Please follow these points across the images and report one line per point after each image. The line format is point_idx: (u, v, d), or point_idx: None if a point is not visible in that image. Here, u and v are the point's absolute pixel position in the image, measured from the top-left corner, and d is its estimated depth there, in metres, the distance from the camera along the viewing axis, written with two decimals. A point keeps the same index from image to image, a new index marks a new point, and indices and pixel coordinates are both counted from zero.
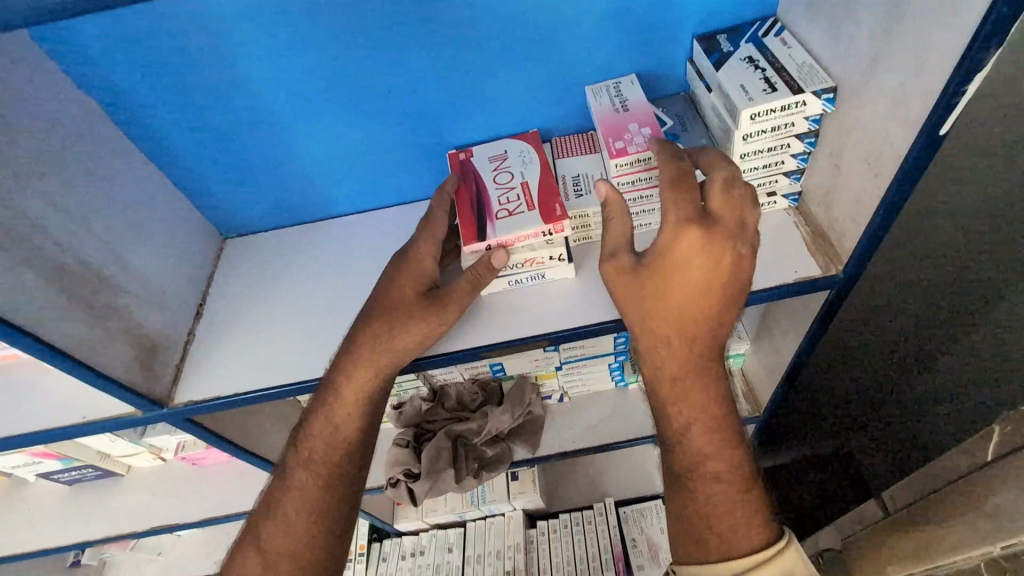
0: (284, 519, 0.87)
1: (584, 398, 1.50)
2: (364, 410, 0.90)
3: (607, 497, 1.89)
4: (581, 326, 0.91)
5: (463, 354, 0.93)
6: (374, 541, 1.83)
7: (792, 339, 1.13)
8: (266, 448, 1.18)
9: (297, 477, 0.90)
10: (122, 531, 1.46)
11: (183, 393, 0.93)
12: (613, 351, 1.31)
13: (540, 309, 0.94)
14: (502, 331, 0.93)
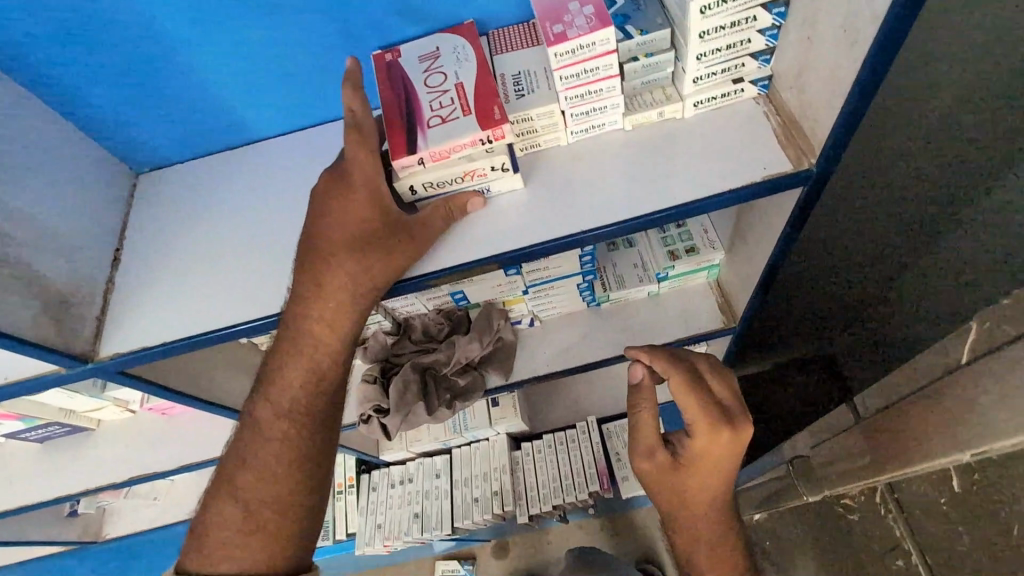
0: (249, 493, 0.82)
1: (557, 320, 1.46)
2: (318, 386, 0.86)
3: (590, 415, 1.90)
4: (534, 244, 0.83)
5: (413, 284, 0.86)
6: (362, 473, 1.86)
7: (765, 244, 1.07)
8: (223, 395, 1.13)
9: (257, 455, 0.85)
10: (100, 483, 1.45)
11: (109, 345, 0.86)
12: (581, 271, 1.24)
13: (488, 230, 0.86)
14: (448, 256, 0.85)
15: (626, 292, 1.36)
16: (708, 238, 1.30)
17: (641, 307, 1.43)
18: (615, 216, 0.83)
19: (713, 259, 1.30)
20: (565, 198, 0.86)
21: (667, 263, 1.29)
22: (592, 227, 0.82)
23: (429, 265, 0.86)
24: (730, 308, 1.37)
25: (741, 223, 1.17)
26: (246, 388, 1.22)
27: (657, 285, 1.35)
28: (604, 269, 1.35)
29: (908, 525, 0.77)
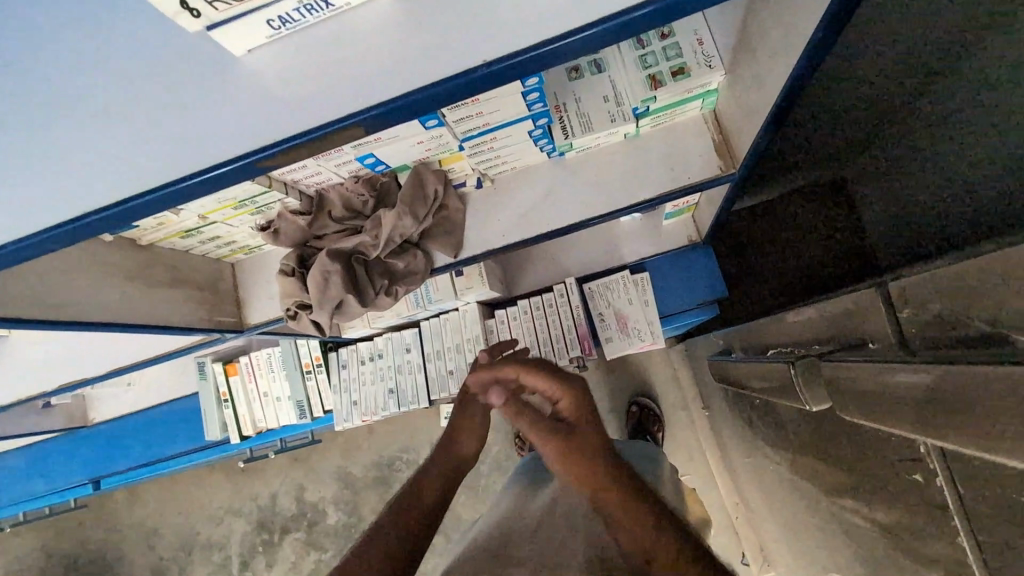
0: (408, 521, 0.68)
1: (512, 177, 1.17)
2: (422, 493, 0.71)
3: (569, 276, 1.71)
4: (423, 87, 0.53)
5: (227, 170, 0.56)
6: (330, 351, 1.74)
7: (781, 59, 0.73)
8: (98, 310, 0.93)
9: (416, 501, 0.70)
10: (33, 391, 1.36)
11: None
12: (528, 116, 0.93)
13: (349, 69, 0.55)
14: (281, 120, 0.55)
15: (594, 138, 1.06)
16: (703, 56, 0.95)
17: (616, 154, 1.13)
18: (541, 34, 0.51)
19: (709, 84, 0.97)
20: (460, 6, 0.54)
21: (646, 95, 0.97)
22: (515, 53, 0.51)
23: (264, 134, 0.55)
24: (729, 147, 1.07)
25: (749, 29, 0.82)
26: (136, 291, 1.01)
27: (633, 125, 1.04)
28: (564, 109, 1.03)
29: (946, 459, 0.59)
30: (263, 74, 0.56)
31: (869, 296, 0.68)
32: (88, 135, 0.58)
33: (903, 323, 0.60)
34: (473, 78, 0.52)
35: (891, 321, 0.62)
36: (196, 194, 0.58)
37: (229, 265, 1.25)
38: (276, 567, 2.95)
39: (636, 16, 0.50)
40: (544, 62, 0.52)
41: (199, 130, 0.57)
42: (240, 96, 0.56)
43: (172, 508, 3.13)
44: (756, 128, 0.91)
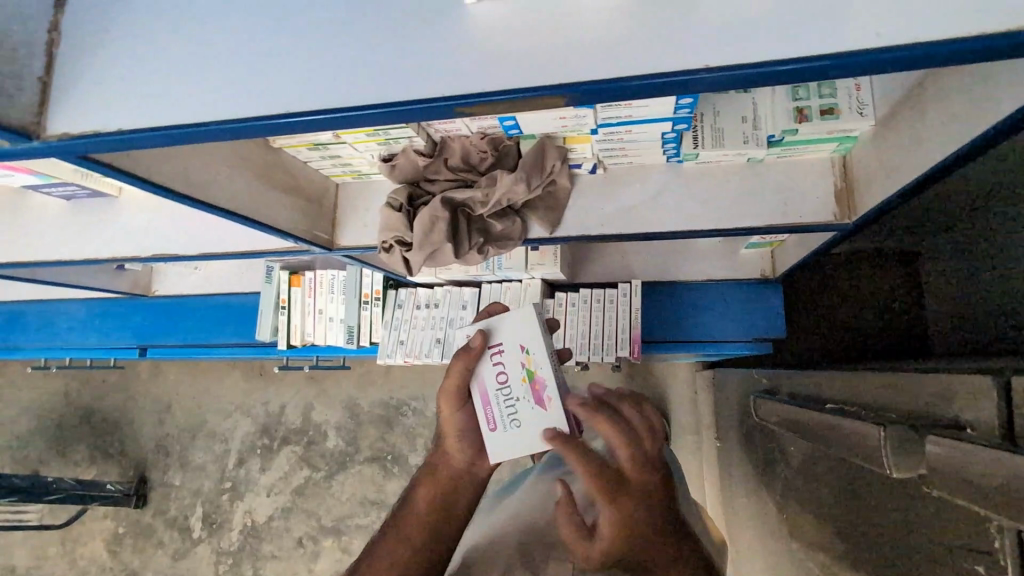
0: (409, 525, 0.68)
1: (625, 172, 1.19)
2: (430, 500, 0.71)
3: (635, 279, 1.73)
4: (648, 76, 0.54)
5: (424, 108, 0.59)
6: (389, 289, 1.80)
7: (954, 128, 0.74)
8: (225, 197, 0.98)
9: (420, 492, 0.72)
10: (126, 254, 1.44)
11: (53, 119, 0.67)
12: (669, 118, 0.95)
13: (574, 39, 0.57)
14: (492, 72, 0.58)
15: (721, 154, 1.07)
16: (857, 101, 0.95)
17: (732, 175, 1.14)
18: (771, 54, 0.52)
19: (853, 131, 0.97)
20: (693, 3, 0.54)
21: (789, 126, 0.98)
22: (748, 64, 0.52)
23: (478, 83, 0.58)
24: (850, 197, 1.07)
25: (919, 89, 0.82)
26: (259, 189, 1.07)
27: (763, 152, 1.04)
28: (700, 119, 1.04)
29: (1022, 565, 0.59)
30: (494, 26, 0.59)
31: (973, 379, 0.67)
32: (312, 43, 0.64)
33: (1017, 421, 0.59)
34: (695, 79, 0.53)
35: (989, 413, 0.62)
36: (388, 121, 0.61)
37: (334, 185, 1.31)
38: (269, 473, 3.09)
39: (883, 57, 0.49)
40: (774, 77, 0.52)
41: (417, 65, 0.60)
42: (465, 42, 0.59)
43: (188, 392, 3.28)
44: (894, 186, 0.90)
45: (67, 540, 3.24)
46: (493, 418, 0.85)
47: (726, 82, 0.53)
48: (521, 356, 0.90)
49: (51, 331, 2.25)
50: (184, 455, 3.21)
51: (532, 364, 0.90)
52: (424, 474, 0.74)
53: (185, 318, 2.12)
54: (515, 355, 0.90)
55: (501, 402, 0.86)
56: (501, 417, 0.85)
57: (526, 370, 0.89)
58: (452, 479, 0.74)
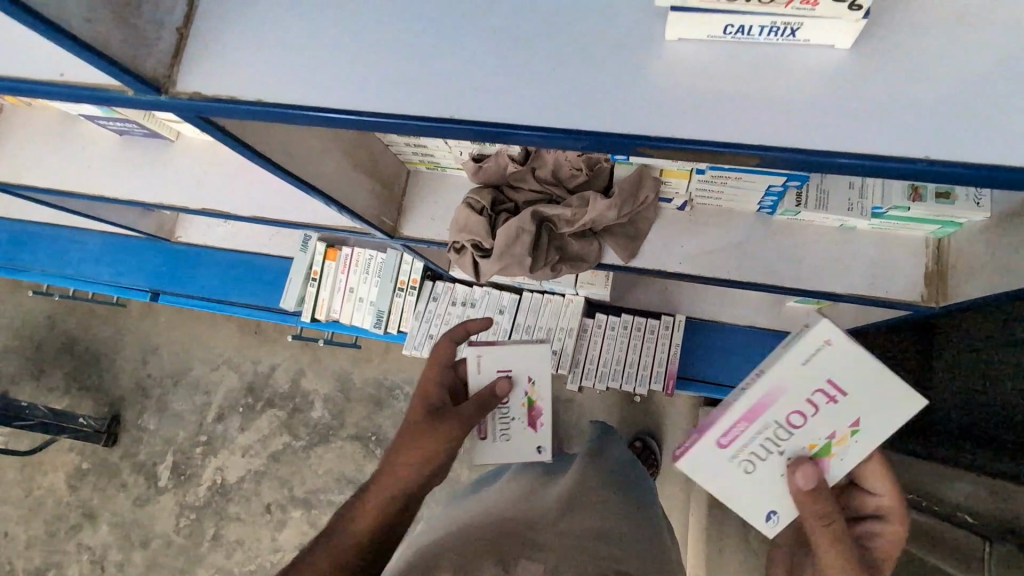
0: (344, 535, 0.78)
1: (711, 214, 1.16)
2: (374, 514, 0.80)
3: (678, 313, 1.70)
4: (859, 155, 0.50)
5: (604, 141, 0.54)
6: (426, 279, 1.75)
7: None
8: (315, 175, 0.94)
9: (369, 501, 0.82)
10: (172, 202, 1.37)
11: (185, 74, 0.61)
12: (784, 175, 0.93)
13: (780, 99, 0.52)
14: (685, 116, 0.53)
15: (820, 216, 1.05)
16: (974, 191, 0.93)
17: (822, 236, 1.12)
18: (994, 157, 0.48)
19: (964, 218, 0.95)
20: (921, 86, 0.50)
21: (901, 203, 0.95)
22: (970, 164, 0.49)
23: (666, 126, 0.53)
24: (940, 281, 1.05)
25: None
26: (343, 167, 1.02)
27: (863, 222, 1.02)
28: (809, 178, 1.02)
29: None
30: (693, 65, 0.53)
31: None
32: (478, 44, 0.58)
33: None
34: (911, 168, 0.50)
35: None
36: (554, 146, 0.57)
37: (406, 171, 1.26)
38: (247, 433, 3.01)
39: None
40: (990, 183, 0.49)
41: (600, 96, 0.55)
42: (657, 83, 0.54)
43: (178, 338, 3.17)
44: (1001, 284, 0.88)
45: (27, 465, 3.14)
46: (734, 437, 0.79)
47: (946, 177, 0.50)
48: (526, 386, 1.09)
49: (61, 259, 2.15)
50: (163, 401, 3.11)
51: (843, 440, 0.77)
52: (373, 495, 0.82)
53: (203, 269, 2.05)
54: (523, 383, 1.09)
55: (498, 424, 1.08)
56: (742, 442, 0.79)
57: (528, 398, 1.09)
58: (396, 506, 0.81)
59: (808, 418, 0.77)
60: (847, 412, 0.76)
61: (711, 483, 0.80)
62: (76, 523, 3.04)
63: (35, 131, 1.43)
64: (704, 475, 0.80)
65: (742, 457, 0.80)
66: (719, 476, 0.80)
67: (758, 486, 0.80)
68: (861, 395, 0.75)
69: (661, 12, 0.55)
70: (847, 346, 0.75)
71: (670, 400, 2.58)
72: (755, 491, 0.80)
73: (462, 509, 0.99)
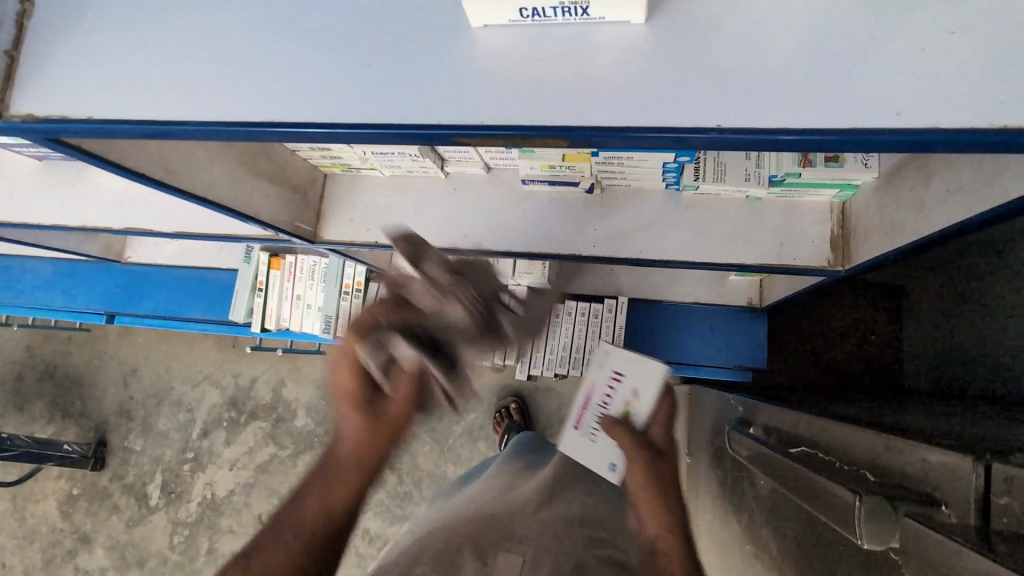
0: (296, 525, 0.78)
1: (624, 193, 1.17)
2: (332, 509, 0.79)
3: (623, 295, 1.71)
4: (663, 128, 0.51)
5: (422, 133, 0.55)
6: (373, 281, 1.76)
7: (956, 198, 0.73)
8: (210, 189, 0.94)
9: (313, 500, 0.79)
10: (99, 223, 1.37)
11: (18, 98, 0.61)
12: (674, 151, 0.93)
13: (585, 80, 0.52)
14: (495, 102, 0.54)
15: (722, 189, 1.05)
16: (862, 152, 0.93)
17: (732, 208, 1.12)
18: (786, 120, 0.49)
19: (855, 181, 0.95)
20: (718, 56, 0.51)
21: (793, 169, 0.96)
22: (764, 130, 0.49)
23: (476, 113, 0.54)
24: (845, 245, 1.06)
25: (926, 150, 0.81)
26: (245, 176, 1.02)
27: (763, 191, 1.02)
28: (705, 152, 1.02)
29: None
30: (501, 52, 0.54)
31: (958, 467, 0.68)
32: (299, 46, 0.58)
33: (994, 514, 0.63)
34: (708, 138, 0.50)
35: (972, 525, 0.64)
36: (379, 141, 0.57)
37: (322, 175, 1.26)
38: (232, 447, 3.02)
39: (903, 140, 0.47)
40: (791, 147, 0.50)
41: (412, 88, 0.55)
42: (467, 72, 0.55)
43: (155, 358, 3.16)
44: (891, 242, 0.89)
45: (18, 496, 3.15)
46: (581, 420, 1.19)
47: (749, 143, 0.50)
48: (628, 397, 1.16)
49: (16, 288, 2.15)
50: (146, 421, 3.11)
51: (633, 404, 1.15)
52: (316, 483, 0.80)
53: (158, 288, 2.05)
54: (625, 392, 1.17)
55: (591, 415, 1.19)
56: (586, 421, 1.19)
57: (625, 407, 1.15)
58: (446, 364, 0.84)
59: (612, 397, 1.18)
60: (629, 387, 1.17)
61: (575, 450, 1.19)
62: (72, 548, 3.06)
63: None
64: (571, 446, 1.19)
65: (587, 432, 1.18)
66: (578, 447, 1.19)
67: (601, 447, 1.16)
68: (632, 371, 1.18)
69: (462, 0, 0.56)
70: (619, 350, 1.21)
71: None
72: (603, 452, 1.17)
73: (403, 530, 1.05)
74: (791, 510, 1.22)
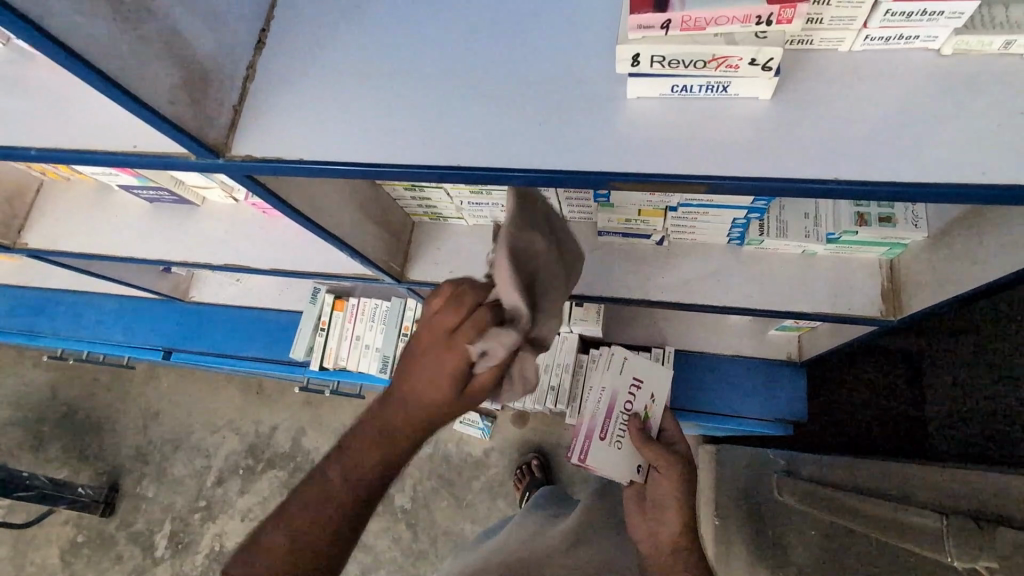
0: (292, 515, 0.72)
1: (687, 246, 1.30)
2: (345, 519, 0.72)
3: (667, 345, 1.80)
4: (788, 178, 0.63)
5: (583, 178, 0.67)
6: None
7: (1011, 249, 0.84)
8: (333, 225, 1.06)
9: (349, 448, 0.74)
10: (197, 260, 1.48)
11: (238, 143, 0.74)
12: (747, 207, 1.06)
13: (723, 141, 0.66)
14: (646, 154, 0.67)
15: (783, 244, 1.17)
16: (912, 215, 1.06)
17: (787, 262, 1.24)
18: (893, 176, 0.61)
19: (906, 239, 1.07)
20: (832, 126, 0.64)
21: (850, 228, 1.07)
22: (872, 182, 0.61)
23: (632, 163, 0.67)
24: (895, 298, 1.17)
25: (977, 213, 0.94)
26: (359, 218, 1.14)
27: (820, 247, 1.14)
28: (769, 211, 1.15)
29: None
30: (651, 117, 0.68)
31: None
32: (479, 107, 0.73)
33: None
34: (825, 188, 0.62)
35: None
36: (542, 182, 0.69)
37: (411, 222, 1.39)
38: (247, 496, 2.96)
39: (985, 192, 0.59)
40: (894, 198, 0.62)
41: (577, 144, 0.69)
42: (622, 131, 0.68)
43: (180, 402, 3.17)
44: (946, 293, 1.00)
45: (20, 542, 3.06)
46: (585, 450, 1.19)
47: (857, 194, 0.62)
48: (647, 403, 1.24)
49: (78, 323, 2.24)
50: (163, 466, 3.07)
51: (651, 411, 1.23)
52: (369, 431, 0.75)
53: (216, 326, 2.14)
54: (644, 397, 1.24)
55: (614, 424, 1.21)
56: (607, 431, 1.20)
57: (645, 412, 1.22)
58: (683, 467, 1.08)
59: (633, 404, 1.24)
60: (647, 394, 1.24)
61: (604, 466, 1.18)
62: None
63: (70, 205, 1.56)
64: (600, 463, 1.18)
65: (613, 440, 1.20)
66: (606, 461, 1.18)
67: (626, 456, 1.18)
68: (650, 382, 1.25)
69: (622, 78, 0.71)
70: (637, 362, 1.26)
71: None
72: (627, 455, 1.19)
73: (477, 558, 1.10)
74: (862, 554, 1.29)
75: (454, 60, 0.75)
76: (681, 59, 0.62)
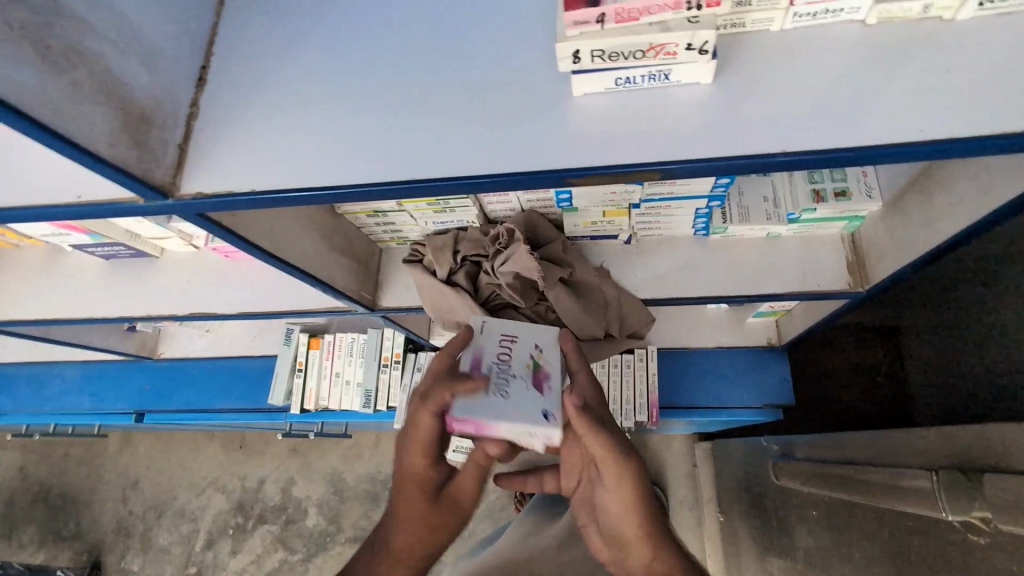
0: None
1: (655, 241, 1.31)
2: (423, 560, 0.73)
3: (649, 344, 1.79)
4: (740, 156, 0.64)
5: (541, 177, 0.67)
6: (409, 352, 1.81)
7: (966, 205, 0.87)
8: (296, 258, 1.04)
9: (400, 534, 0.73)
10: (160, 312, 1.44)
11: (188, 181, 0.73)
12: (706, 195, 1.07)
13: (675, 127, 0.66)
14: (600, 147, 0.67)
15: (747, 229, 1.19)
16: (865, 186, 1.09)
17: (754, 247, 1.26)
18: (838, 143, 0.63)
19: (863, 210, 1.10)
20: (775, 102, 0.66)
21: (808, 205, 1.09)
22: (819, 151, 0.63)
23: (587, 158, 0.67)
24: (861, 269, 1.20)
25: (924, 176, 0.97)
26: (322, 248, 1.12)
27: (783, 228, 1.16)
28: (728, 198, 1.18)
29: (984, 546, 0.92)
30: (599, 112, 0.69)
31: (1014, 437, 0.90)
32: (429, 119, 0.73)
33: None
34: (777, 161, 0.63)
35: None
36: (500, 185, 0.69)
37: (378, 250, 1.38)
38: (239, 556, 2.82)
39: (926, 148, 0.61)
40: (843, 164, 0.63)
41: (529, 147, 0.69)
42: (573, 128, 0.69)
43: (159, 466, 3.03)
44: (908, 257, 1.02)
45: None
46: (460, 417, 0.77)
47: (808, 166, 0.64)
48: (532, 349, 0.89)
49: (43, 395, 2.14)
50: (146, 537, 2.91)
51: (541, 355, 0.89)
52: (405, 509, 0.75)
53: (190, 381, 2.07)
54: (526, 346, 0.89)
55: (498, 377, 0.83)
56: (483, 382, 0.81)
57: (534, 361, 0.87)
58: (631, 468, 0.72)
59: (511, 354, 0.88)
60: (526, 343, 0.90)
61: (484, 417, 0.77)
62: None
63: (21, 272, 1.51)
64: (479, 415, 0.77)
65: (496, 391, 0.81)
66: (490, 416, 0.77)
67: (513, 407, 0.79)
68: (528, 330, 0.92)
69: (567, 78, 0.71)
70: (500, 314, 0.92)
71: (664, 444, 2.54)
72: (519, 406, 0.79)
73: None
74: (865, 529, 1.28)
75: (398, 77, 0.75)
76: (621, 51, 0.63)
